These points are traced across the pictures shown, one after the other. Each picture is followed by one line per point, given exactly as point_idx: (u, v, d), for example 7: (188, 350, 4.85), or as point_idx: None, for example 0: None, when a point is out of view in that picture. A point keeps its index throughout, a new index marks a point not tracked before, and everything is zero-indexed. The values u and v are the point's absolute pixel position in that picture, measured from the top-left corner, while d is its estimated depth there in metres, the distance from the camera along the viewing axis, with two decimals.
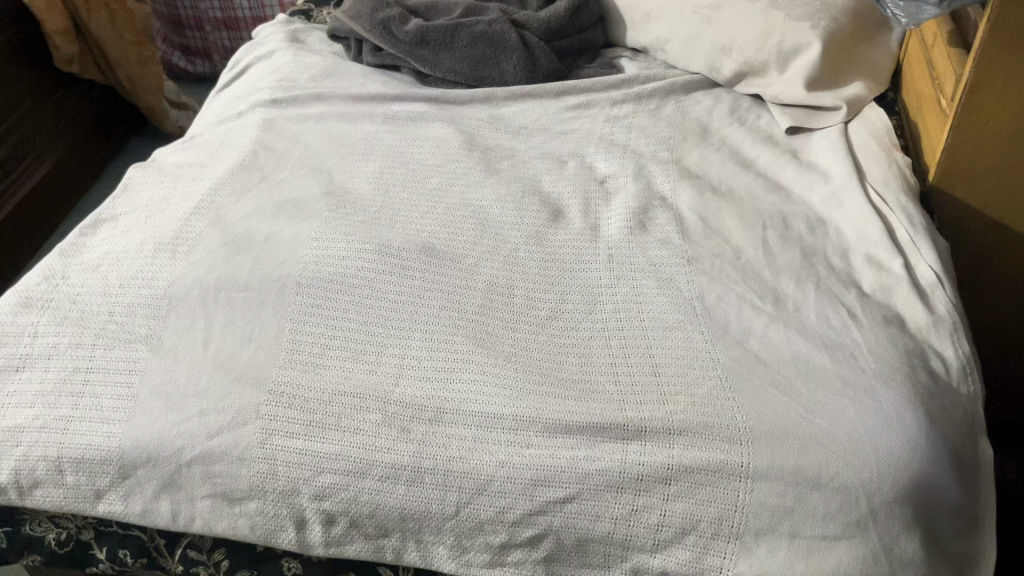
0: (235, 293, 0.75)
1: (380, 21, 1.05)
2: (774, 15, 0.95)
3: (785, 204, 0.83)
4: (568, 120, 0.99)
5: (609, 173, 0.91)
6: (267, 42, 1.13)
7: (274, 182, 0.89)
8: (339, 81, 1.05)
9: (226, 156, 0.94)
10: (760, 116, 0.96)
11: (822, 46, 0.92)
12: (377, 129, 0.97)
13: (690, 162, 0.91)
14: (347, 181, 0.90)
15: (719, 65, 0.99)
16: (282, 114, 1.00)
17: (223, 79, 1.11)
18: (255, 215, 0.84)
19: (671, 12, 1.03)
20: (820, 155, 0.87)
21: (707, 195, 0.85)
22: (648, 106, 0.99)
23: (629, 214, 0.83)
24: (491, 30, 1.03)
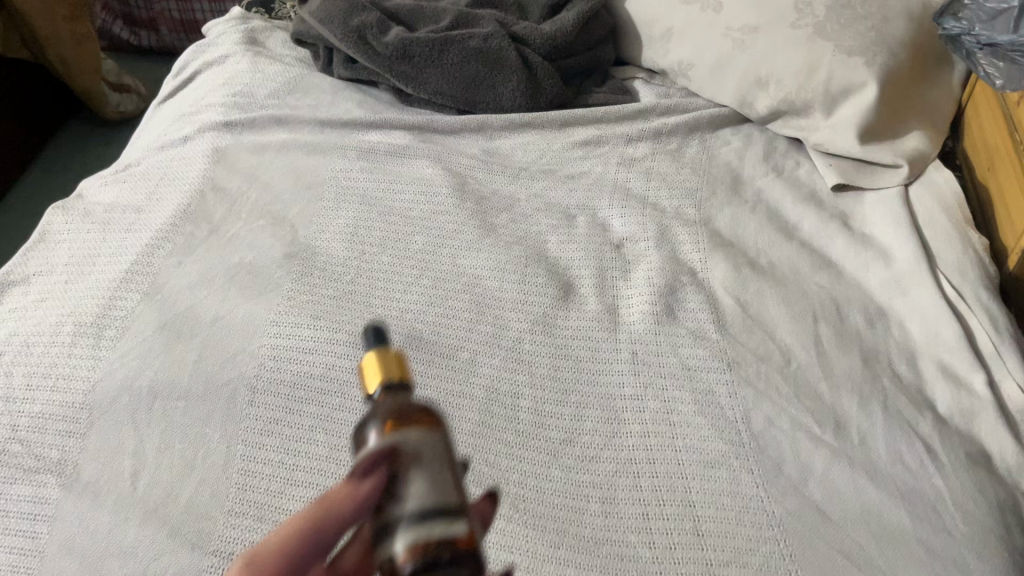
0: (174, 402, 0.60)
1: (354, 28, 0.89)
2: (822, 44, 0.80)
3: (837, 288, 0.70)
4: (576, 161, 0.84)
5: (626, 235, 0.77)
6: (220, 43, 0.96)
7: (226, 236, 0.74)
8: (305, 99, 0.89)
9: (167, 199, 0.78)
10: (799, 165, 0.83)
11: (879, 89, 0.78)
12: (349, 166, 0.82)
13: (720, 223, 0.77)
14: (313, 236, 0.75)
15: (753, 100, 0.85)
16: (236, 141, 0.84)
17: (167, 86, 0.94)
18: (200, 286, 0.69)
19: (698, 31, 0.87)
20: (876, 225, 0.74)
21: (746, 270, 0.72)
22: (669, 146, 0.85)
23: (654, 295, 0.70)
24: (486, 46, 0.87)
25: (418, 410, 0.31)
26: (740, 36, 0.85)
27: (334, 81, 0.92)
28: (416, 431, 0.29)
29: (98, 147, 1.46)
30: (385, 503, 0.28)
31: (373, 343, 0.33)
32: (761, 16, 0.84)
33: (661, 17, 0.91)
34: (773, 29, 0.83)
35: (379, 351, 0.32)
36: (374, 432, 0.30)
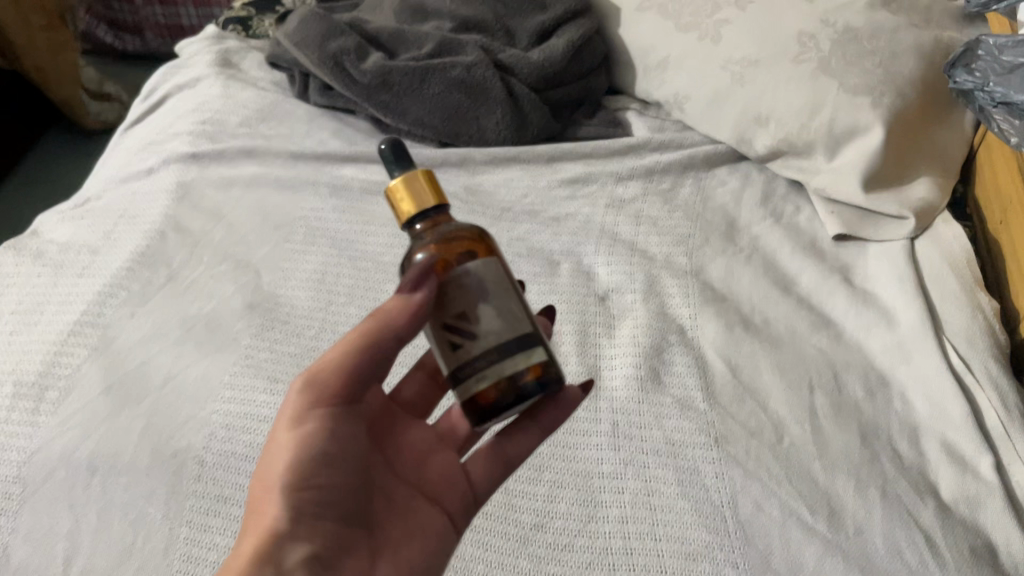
0: (115, 477, 0.56)
1: (330, 54, 0.84)
2: (826, 82, 0.76)
3: (835, 352, 0.66)
4: (562, 200, 0.79)
5: (612, 286, 0.72)
6: (192, 64, 0.91)
7: (186, 283, 0.70)
8: (278, 128, 0.85)
9: (126, 239, 0.74)
10: (798, 210, 0.78)
11: (884, 134, 0.73)
12: (320, 204, 0.77)
13: (713, 274, 0.72)
14: (277, 283, 0.70)
15: (751, 139, 0.80)
16: (201, 175, 0.79)
17: (135, 111, 0.90)
18: (153, 340, 0.65)
19: (694, 63, 0.83)
20: (879, 282, 0.69)
21: (738, 330, 0.67)
22: (661, 186, 0.80)
23: (638, 357, 0.65)
24: (469, 75, 0.82)
25: (462, 235, 0.45)
26: (738, 70, 0.80)
27: (310, 108, 0.88)
28: (463, 258, 0.44)
29: (78, 158, 1.42)
30: (456, 323, 0.43)
31: (401, 174, 0.46)
32: (761, 50, 0.79)
33: (655, 46, 0.86)
34: (773, 64, 0.78)
35: (410, 174, 0.45)
36: (426, 254, 0.44)
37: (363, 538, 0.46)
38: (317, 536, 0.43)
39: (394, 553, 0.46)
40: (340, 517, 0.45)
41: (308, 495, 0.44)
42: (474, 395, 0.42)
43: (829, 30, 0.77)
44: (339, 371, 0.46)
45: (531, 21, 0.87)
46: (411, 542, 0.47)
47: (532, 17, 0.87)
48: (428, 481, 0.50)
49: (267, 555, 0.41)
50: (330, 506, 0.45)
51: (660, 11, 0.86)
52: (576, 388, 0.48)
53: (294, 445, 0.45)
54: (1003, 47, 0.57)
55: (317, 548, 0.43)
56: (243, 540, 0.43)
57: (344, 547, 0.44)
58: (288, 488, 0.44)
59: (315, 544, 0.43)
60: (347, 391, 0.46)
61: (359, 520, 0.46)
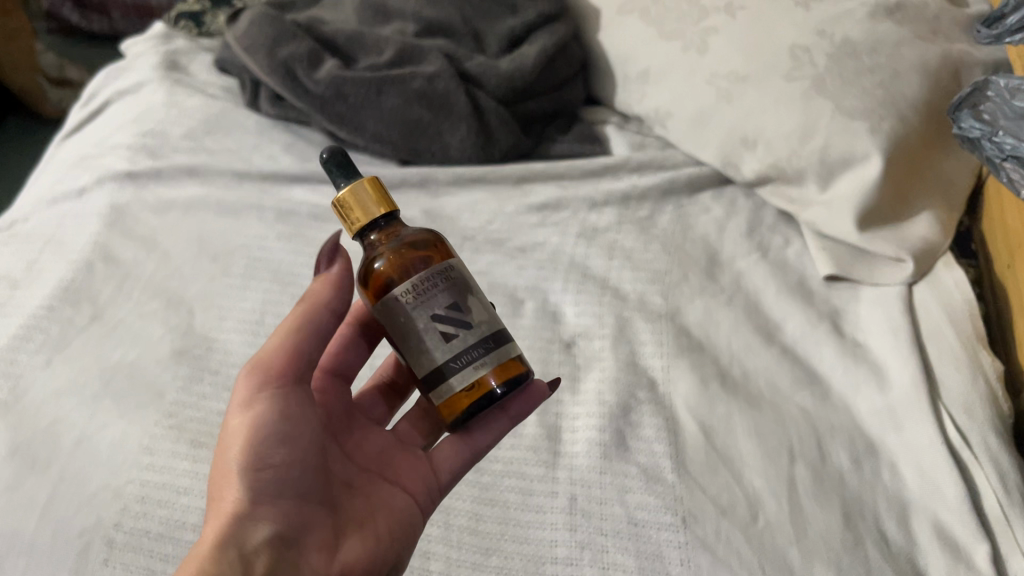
0: (11, 559, 0.50)
1: (281, 61, 0.77)
2: (819, 103, 0.69)
3: (820, 413, 0.59)
4: (529, 228, 0.73)
5: (579, 329, 0.66)
6: (136, 68, 0.85)
7: (110, 324, 0.64)
8: (224, 142, 0.78)
9: (49, 271, 0.67)
10: (787, 243, 0.71)
11: (883, 164, 0.66)
12: (264, 231, 0.71)
13: (690, 317, 0.66)
14: (211, 324, 0.64)
15: (738, 162, 0.73)
16: (137, 197, 0.73)
17: (73, 119, 0.83)
18: (69, 393, 0.59)
19: (677, 75, 0.76)
20: (872, 333, 0.63)
21: (714, 386, 0.61)
22: (638, 213, 0.73)
23: (603, 418, 0.59)
24: (431, 88, 0.75)
25: (414, 237, 0.48)
26: (725, 86, 0.73)
27: (261, 119, 0.81)
28: (419, 261, 0.46)
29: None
30: (445, 317, 0.44)
31: (349, 185, 0.48)
32: (751, 64, 0.72)
33: (636, 55, 0.79)
34: (762, 80, 0.71)
35: (354, 185, 0.48)
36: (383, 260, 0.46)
37: (326, 518, 0.46)
38: (280, 513, 0.43)
39: (359, 529, 0.47)
40: (304, 495, 0.45)
41: (267, 473, 0.44)
42: (451, 399, 0.44)
43: (825, 44, 0.70)
44: (289, 354, 0.47)
45: (501, 25, 0.80)
46: (379, 520, 0.48)
47: (502, 21, 0.80)
48: (394, 466, 0.51)
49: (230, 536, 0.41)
50: (291, 485, 0.44)
51: (641, 16, 0.79)
52: (540, 382, 0.50)
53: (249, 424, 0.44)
54: (1016, 90, 0.50)
55: (280, 531, 0.42)
56: (204, 525, 0.42)
57: (307, 523, 0.44)
58: (247, 466, 0.43)
59: (278, 523, 0.43)
60: (292, 371, 0.47)
61: (322, 499, 0.46)
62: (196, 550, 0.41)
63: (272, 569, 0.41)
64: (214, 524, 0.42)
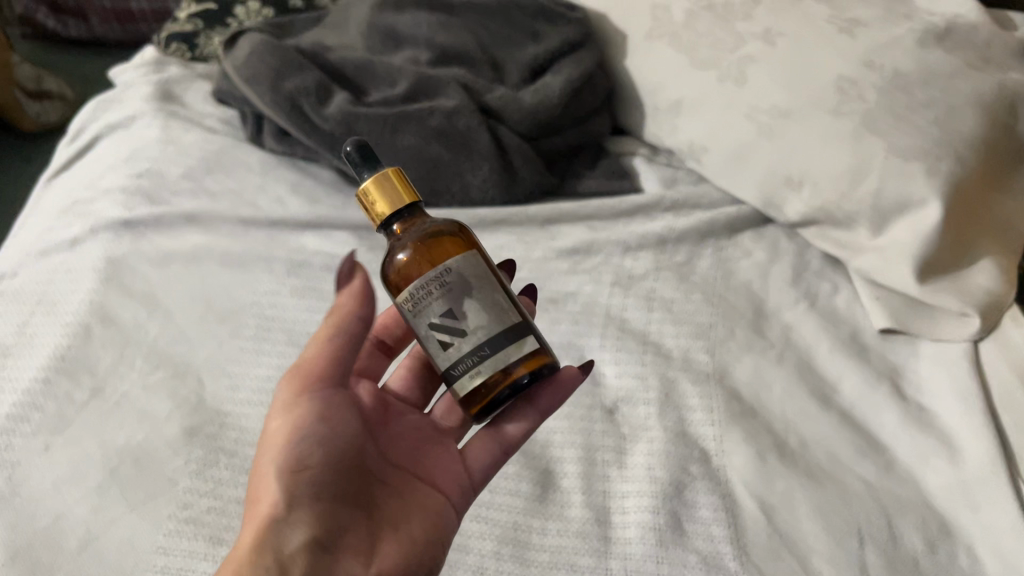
0: None
1: (286, 95, 0.71)
2: (870, 142, 0.64)
3: (886, 488, 0.55)
4: (560, 276, 0.68)
5: (621, 392, 0.61)
6: (127, 100, 0.79)
7: (112, 398, 0.58)
8: (227, 183, 0.73)
9: (42, 338, 0.62)
10: (836, 290, 0.67)
11: (944, 210, 0.61)
12: (275, 286, 0.65)
13: (739, 378, 0.61)
14: (223, 396, 0.59)
15: (781, 202, 0.69)
16: (135, 248, 0.68)
17: (62, 156, 0.77)
18: (71, 483, 0.53)
19: (714, 107, 0.71)
20: (937, 396, 0.59)
21: (771, 459, 0.57)
22: (675, 258, 0.69)
23: (656, 498, 0.55)
24: (450, 125, 0.70)
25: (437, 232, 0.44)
26: (767, 121, 0.68)
27: (264, 155, 0.76)
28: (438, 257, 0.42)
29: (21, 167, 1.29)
30: (442, 322, 0.41)
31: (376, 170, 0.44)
32: (794, 98, 0.67)
33: (667, 85, 0.74)
34: (807, 116, 0.66)
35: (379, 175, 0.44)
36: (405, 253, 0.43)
37: (363, 521, 0.43)
38: (321, 518, 0.41)
39: (395, 531, 0.44)
40: (343, 496, 0.42)
41: (309, 476, 0.41)
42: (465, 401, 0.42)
43: (873, 76, 0.65)
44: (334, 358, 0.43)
45: (522, 53, 0.75)
46: (416, 519, 0.45)
47: (523, 49, 0.75)
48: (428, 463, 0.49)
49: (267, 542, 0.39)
50: (330, 487, 0.42)
51: (673, 42, 0.74)
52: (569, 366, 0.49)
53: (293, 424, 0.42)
54: None
55: (317, 534, 0.40)
56: (241, 530, 0.40)
57: (346, 526, 0.42)
58: (286, 467, 0.41)
59: (315, 526, 0.40)
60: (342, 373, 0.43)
61: (359, 501, 0.44)
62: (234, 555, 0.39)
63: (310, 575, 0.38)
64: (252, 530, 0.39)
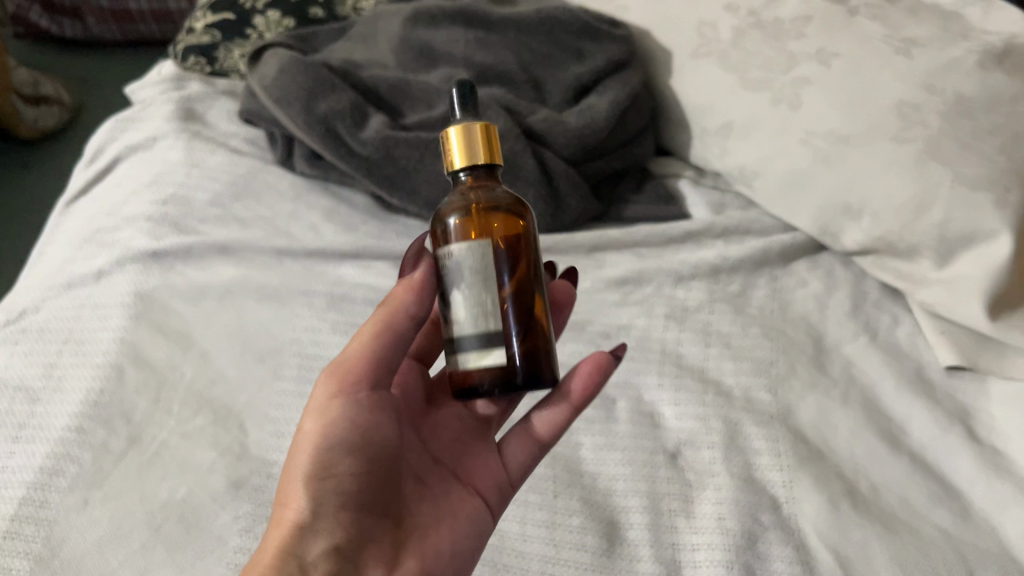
0: None
1: (320, 117, 0.68)
2: (935, 170, 0.61)
3: (964, 536, 0.52)
4: (611, 308, 0.66)
5: (683, 434, 0.58)
6: (147, 122, 0.76)
7: (152, 447, 0.55)
8: (258, 210, 0.70)
9: (71, 381, 0.58)
10: (896, 322, 0.65)
11: (1014, 241, 0.59)
12: (316, 322, 0.62)
13: (804, 419, 0.59)
14: (268, 444, 0.56)
15: (837, 231, 0.67)
16: (165, 282, 0.64)
17: (79, 180, 0.74)
18: (113, 544, 0.50)
19: (767, 129, 0.68)
20: (1011, 438, 0.57)
21: (844, 506, 0.54)
22: (728, 289, 0.67)
23: (729, 552, 0.52)
24: (496, 150, 0.67)
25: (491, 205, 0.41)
26: (824, 147, 0.65)
27: (295, 178, 0.73)
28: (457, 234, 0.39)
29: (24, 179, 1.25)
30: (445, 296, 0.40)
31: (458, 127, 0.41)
32: (853, 124, 0.64)
33: (715, 105, 0.71)
34: (867, 141, 0.63)
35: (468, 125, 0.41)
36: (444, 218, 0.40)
37: (389, 530, 0.42)
38: (343, 526, 0.40)
39: (421, 544, 0.43)
40: (367, 505, 0.42)
41: (331, 481, 0.41)
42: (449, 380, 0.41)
43: (934, 101, 0.62)
44: (370, 360, 0.43)
45: (565, 73, 0.72)
46: (445, 530, 0.44)
47: (567, 68, 0.73)
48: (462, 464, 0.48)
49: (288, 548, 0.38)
50: (357, 494, 0.42)
51: (720, 60, 0.71)
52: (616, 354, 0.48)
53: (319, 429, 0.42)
54: None
55: (338, 543, 0.40)
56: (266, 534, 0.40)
57: (371, 534, 0.41)
58: (311, 474, 0.41)
59: (337, 537, 0.40)
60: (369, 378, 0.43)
61: (387, 509, 0.43)
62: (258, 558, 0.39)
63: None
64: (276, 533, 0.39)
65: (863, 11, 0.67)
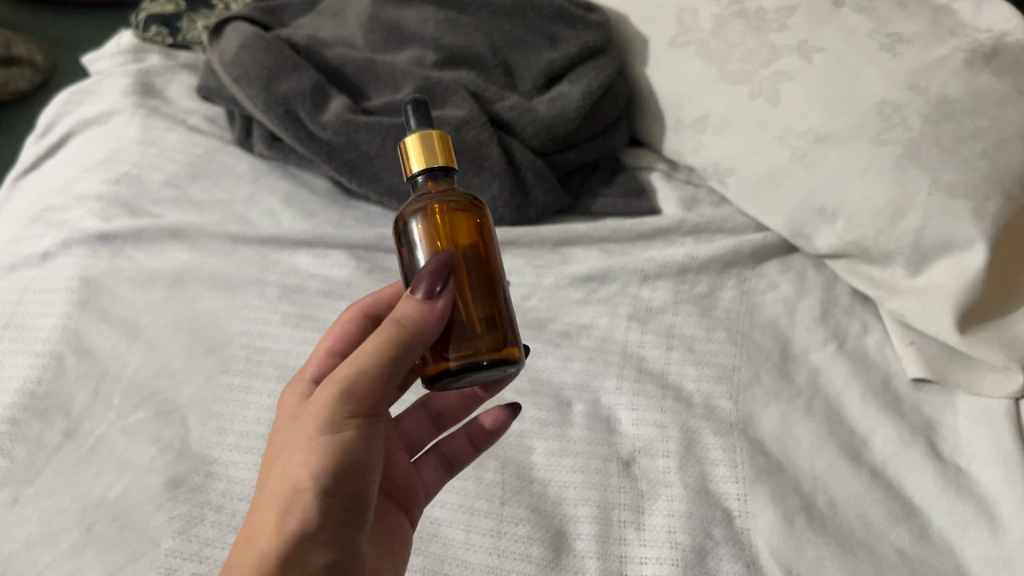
0: None
1: (280, 98, 0.66)
2: (913, 174, 0.58)
3: (921, 558, 0.51)
4: (573, 306, 0.64)
5: (639, 441, 0.57)
6: (105, 96, 0.74)
7: (88, 441, 0.53)
8: (215, 194, 0.68)
9: (9, 370, 0.56)
10: (866, 329, 0.64)
11: (990, 252, 0.56)
12: (267, 313, 0.60)
13: (765, 428, 0.57)
14: (209, 440, 0.54)
15: (811, 233, 0.65)
16: (113, 266, 0.62)
17: (34, 155, 0.72)
18: (42, 543, 0.49)
19: (743, 124, 0.66)
20: (976, 458, 0.55)
21: (800, 522, 0.52)
22: (695, 289, 0.65)
23: (677, 568, 0.50)
24: (459, 138, 0.65)
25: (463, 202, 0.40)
26: (801, 146, 0.62)
27: (255, 159, 0.71)
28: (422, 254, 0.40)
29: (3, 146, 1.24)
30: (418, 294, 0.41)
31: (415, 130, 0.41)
32: (833, 123, 0.61)
33: (693, 97, 0.69)
34: (846, 143, 0.60)
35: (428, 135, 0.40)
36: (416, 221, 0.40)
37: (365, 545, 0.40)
38: (341, 542, 0.38)
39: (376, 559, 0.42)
40: (363, 522, 0.39)
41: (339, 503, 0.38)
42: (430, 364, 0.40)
43: (919, 101, 0.59)
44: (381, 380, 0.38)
45: (537, 58, 0.70)
46: (395, 549, 0.45)
47: (539, 53, 0.70)
48: (391, 476, 0.49)
49: (291, 559, 0.36)
50: (358, 514, 0.38)
51: (699, 49, 0.68)
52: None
53: (342, 445, 0.38)
54: None
55: (337, 558, 0.37)
56: (257, 538, 0.37)
57: (359, 553, 0.39)
58: (322, 489, 0.37)
59: (335, 553, 0.37)
60: (382, 404, 0.39)
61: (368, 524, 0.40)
62: (244, 561, 0.36)
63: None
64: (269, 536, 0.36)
65: (849, 3, 0.63)
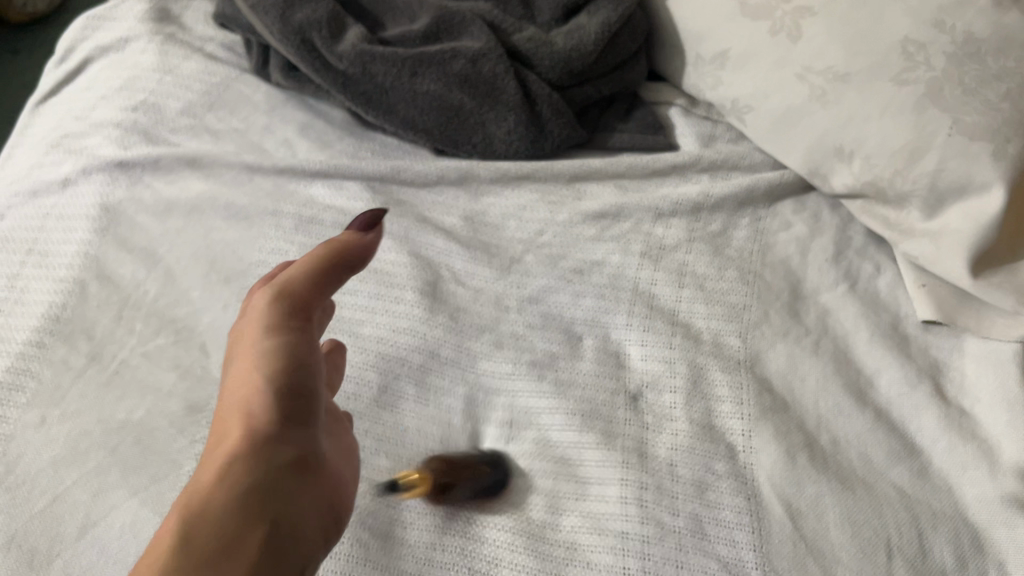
0: None
1: (295, 27, 0.65)
2: (932, 116, 0.57)
3: (920, 497, 0.52)
4: (586, 242, 0.65)
5: (648, 376, 0.57)
6: (122, 22, 0.73)
7: (110, 366, 0.55)
8: (233, 124, 0.69)
9: (33, 295, 0.58)
10: (878, 271, 0.64)
11: (1008, 195, 0.56)
12: (284, 244, 0.61)
13: (773, 366, 0.58)
14: None
15: (827, 172, 0.64)
16: (132, 194, 0.63)
17: (53, 82, 0.72)
18: (68, 463, 0.51)
19: (763, 60, 0.64)
20: (981, 400, 0.56)
21: (801, 460, 0.53)
22: (709, 228, 0.65)
23: (679, 499, 0.51)
24: (474, 71, 0.66)
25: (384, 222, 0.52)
26: (820, 84, 0.61)
27: (272, 89, 0.71)
28: None
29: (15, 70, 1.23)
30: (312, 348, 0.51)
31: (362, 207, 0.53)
32: (853, 61, 0.60)
33: (713, 31, 0.68)
34: (867, 82, 0.59)
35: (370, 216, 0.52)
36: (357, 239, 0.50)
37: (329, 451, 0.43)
38: (305, 432, 0.41)
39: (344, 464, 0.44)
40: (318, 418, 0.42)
41: (294, 400, 0.41)
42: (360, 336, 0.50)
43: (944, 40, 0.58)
44: (307, 283, 0.43)
45: None
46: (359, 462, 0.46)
47: None
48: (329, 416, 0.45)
49: (258, 447, 0.39)
50: (314, 403, 0.42)
51: None
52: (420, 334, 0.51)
53: (285, 342, 0.41)
54: None
55: (304, 450, 0.40)
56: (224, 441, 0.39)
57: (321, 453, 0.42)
58: (280, 386, 0.40)
59: (302, 445, 0.40)
60: (314, 309, 0.44)
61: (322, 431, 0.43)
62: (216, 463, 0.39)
63: (291, 485, 0.39)
64: (232, 434, 0.39)
65: None
